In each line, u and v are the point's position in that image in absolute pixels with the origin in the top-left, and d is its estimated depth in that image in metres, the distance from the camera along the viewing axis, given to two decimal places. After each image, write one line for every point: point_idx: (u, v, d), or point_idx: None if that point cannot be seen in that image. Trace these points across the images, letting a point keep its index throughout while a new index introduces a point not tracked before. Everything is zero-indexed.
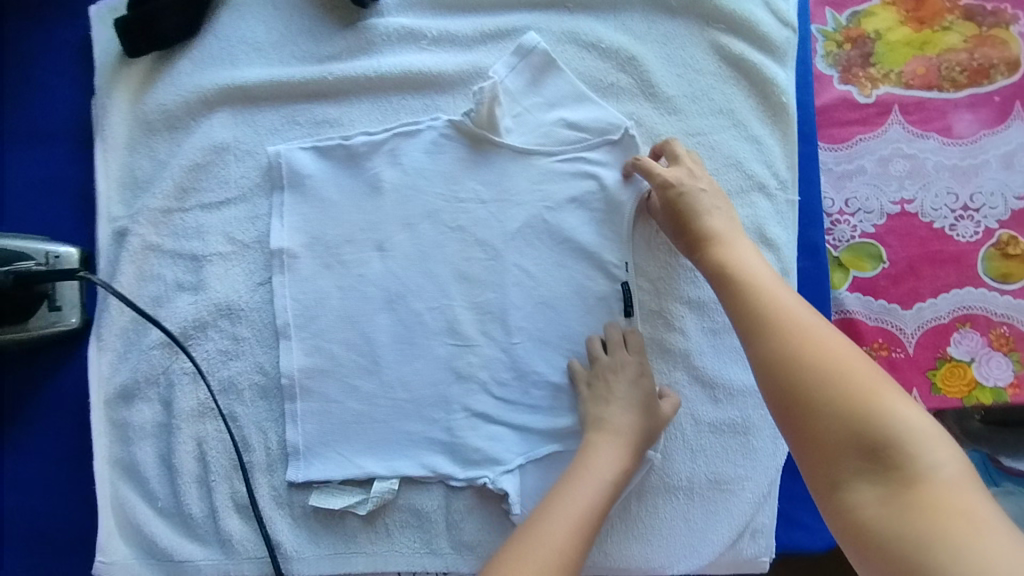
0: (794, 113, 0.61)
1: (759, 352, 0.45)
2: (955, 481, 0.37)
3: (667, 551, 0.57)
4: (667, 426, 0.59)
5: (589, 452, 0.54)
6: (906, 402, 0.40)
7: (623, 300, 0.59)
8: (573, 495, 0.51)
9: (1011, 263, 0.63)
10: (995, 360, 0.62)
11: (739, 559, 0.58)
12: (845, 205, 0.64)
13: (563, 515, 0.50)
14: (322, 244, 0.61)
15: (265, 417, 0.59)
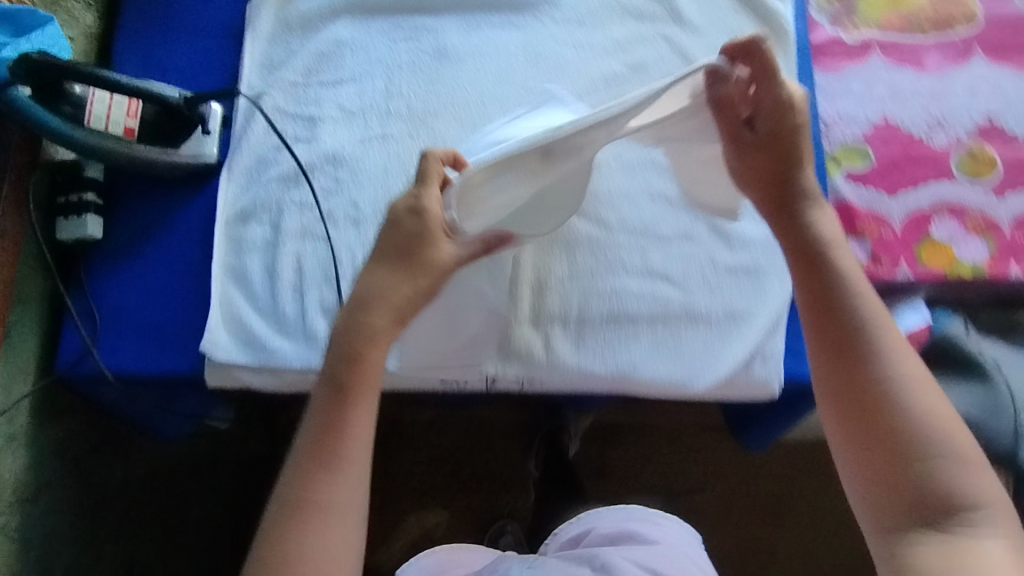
0: (792, 38, 0.77)
1: (856, 358, 0.50)
2: (999, 551, 0.44)
3: (687, 368, 0.68)
4: (689, 266, 0.70)
5: (336, 384, 0.52)
6: (974, 472, 0.46)
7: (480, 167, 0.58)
8: (327, 436, 0.51)
9: (979, 165, 0.76)
10: (971, 241, 0.73)
11: (751, 380, 0.67)
12: (838, 115, 0.78)
13: (322, 462, 0.50)
14: (412, 114, 0.76)
15: (354, 240, 0.72)
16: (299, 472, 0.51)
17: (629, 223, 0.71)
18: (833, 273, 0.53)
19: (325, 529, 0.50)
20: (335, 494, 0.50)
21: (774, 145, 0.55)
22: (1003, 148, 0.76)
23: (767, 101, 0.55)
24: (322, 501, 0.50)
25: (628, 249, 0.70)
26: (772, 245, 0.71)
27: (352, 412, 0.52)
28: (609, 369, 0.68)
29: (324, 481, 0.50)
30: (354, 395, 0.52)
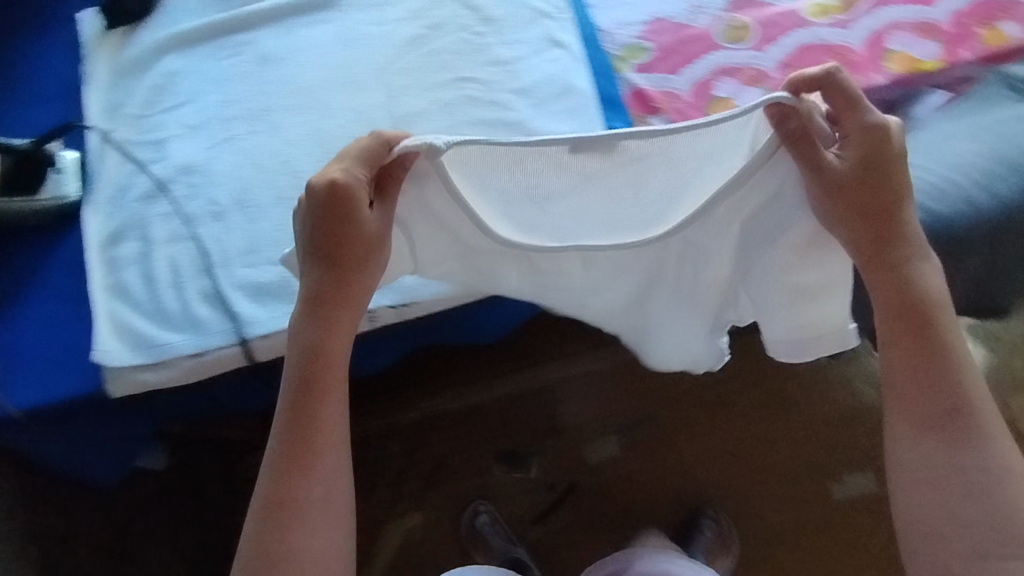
0: None
1: (961, 414, 0.65)
2: None
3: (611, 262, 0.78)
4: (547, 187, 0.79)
5: (302, 391, 0.67)
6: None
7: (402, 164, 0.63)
8: (304, 431, 0.67)
9: (740, 31, 0.88)
10: (749, 92, 0.86)
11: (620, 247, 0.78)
12: (615, 23, 0.90)
13: (300, 461, 0.66)
14: (250, 114, 0.84)
15: (220, 230, 0.78)
16: (283, 478, 0.66)
17: None
18: (932, 332, 0.66)
19: (314, 524, 0.66)
20: (318, 488, 0.66)
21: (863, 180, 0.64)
22: (754, 13, 0.89)
23: (852, 161, 0.64)
24: (310, 501, 0.66)
25: None
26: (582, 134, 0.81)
27: (314, 418, 0.67)
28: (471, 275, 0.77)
29: (306, 482, 0.66)
30: (315, 398, 0.67)
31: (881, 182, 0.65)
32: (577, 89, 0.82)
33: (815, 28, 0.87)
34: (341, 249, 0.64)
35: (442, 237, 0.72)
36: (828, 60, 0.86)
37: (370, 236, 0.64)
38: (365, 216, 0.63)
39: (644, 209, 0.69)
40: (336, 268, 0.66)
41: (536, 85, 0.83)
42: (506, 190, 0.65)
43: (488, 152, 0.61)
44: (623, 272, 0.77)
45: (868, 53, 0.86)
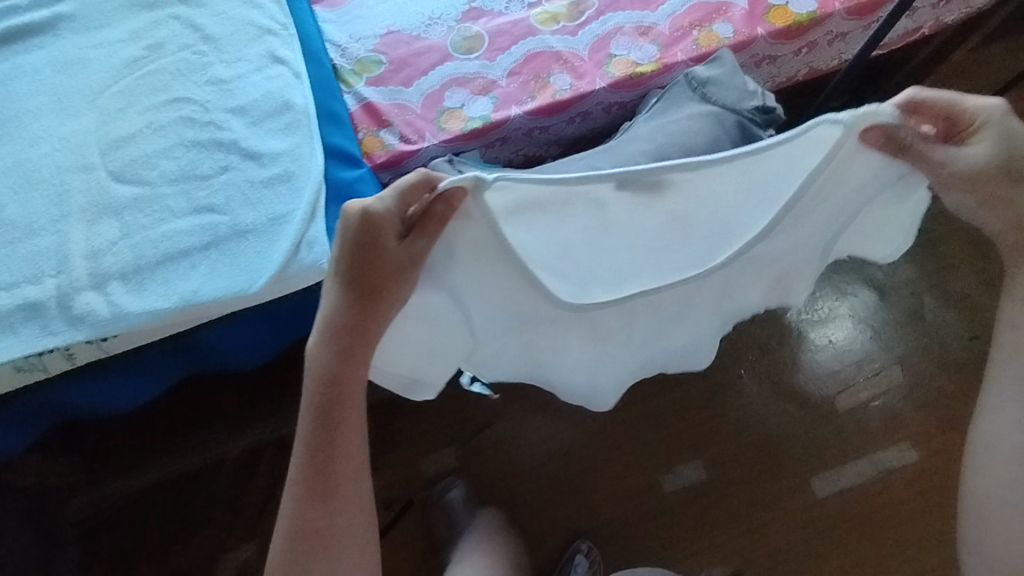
0: None
1: None
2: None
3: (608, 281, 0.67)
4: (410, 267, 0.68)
5: (325, 421, 0.63)
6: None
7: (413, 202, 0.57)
8: (324, 460, 0.64)
9: (471, 41, 0.89)
10: (479, 101, 0.86)
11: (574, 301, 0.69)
12: (349, 37, 0.90)
13: (320, 492, 0.65)
14: None
15: None
16: (302, 509, 0.65)
17: (169, 175, 0.78)
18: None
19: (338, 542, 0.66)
20: (338, 517, 0.66)
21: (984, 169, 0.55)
22: (486, 23, 0.90)
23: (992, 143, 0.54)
24: (331, 528, 0.66)
25: (174, 195, 0.77)
26: (296, 151, 0.79)
27: (344, 453, 0.65)
28: (172, 303, 0.72)
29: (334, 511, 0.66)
30: (340, 438, 0.64)
31: (1013, 172, 0.55)
32: (295, 105, 0.81)
33: (542, 36, 0.89)
34: (377, 279, 0.57)
35: (500, 301, 0.68)
36: (555, 67, 0.88)
37: (398, 262, 0.58)
38: (389, 244, 0.57)
39: (703, 246, 0.65)
40: (377, 299, 0.59)
41: (254, 103, 0.81)
42: (576, 236, 0.62)
43: (535, 206, 0.58)
44: (689, 307, 0.75)
45: (592, 59, 0.88)
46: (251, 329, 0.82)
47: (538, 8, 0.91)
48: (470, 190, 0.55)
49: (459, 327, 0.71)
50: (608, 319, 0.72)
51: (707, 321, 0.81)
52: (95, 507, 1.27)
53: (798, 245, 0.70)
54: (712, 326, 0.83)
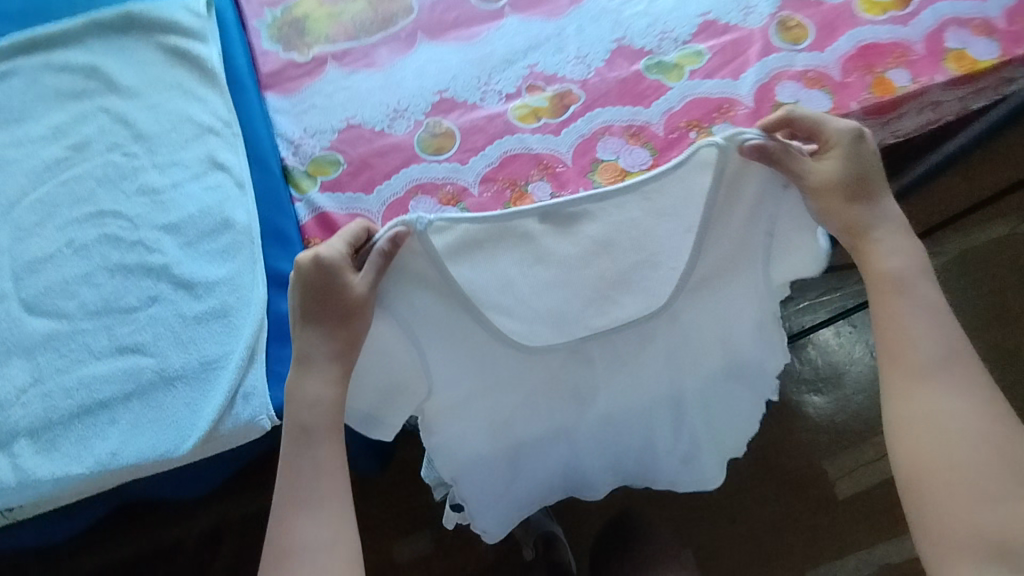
0: (222, 72, 0.78)
1: None
2: None
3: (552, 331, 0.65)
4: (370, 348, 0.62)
5: (300, 451, 0.60)
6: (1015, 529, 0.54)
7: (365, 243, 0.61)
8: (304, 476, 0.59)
9: (441, 139, 0.79)
10: (447, 213, 0.76)
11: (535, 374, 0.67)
12: (305, 132, 0.79)
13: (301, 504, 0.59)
14: None
15: None
16: (280, 518, 0.59)
17: (89, 306, 0.68)
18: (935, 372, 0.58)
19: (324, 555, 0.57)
20: (316, 532, 0.58)
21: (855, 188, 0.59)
22: (458, 117, 0.80)
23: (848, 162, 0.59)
24: (309, 544, 0.58)
25: (94, 332, 0.68)
26: (236, 280, 0.70)
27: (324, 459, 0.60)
28: (87, 467, 0.63)
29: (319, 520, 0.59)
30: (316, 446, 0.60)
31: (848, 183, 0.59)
32: (236, 224, 0.72)
33: (521, 135, 0.79)
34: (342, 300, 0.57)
35: (464, 359, 0.64)
36: (534, 174, 0.78)
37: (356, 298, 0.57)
38: (349, 279, 0.57)
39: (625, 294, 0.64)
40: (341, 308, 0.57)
41: (190, 220, 0.71)
42: (514, 273, 0.61)
43: (474, 245, 0.58)
44: (651, 389, 0.69)
45: (576, 165, 0.78)
46: (185, 476, 0.73)
47: (518, 100, 0.81)
48: (415, 233, 0.56)
49: (417, 387, 0.64)
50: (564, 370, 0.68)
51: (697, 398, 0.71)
52: None
53: (737, 303, 0.67)
54: (708, 408, 0.73)
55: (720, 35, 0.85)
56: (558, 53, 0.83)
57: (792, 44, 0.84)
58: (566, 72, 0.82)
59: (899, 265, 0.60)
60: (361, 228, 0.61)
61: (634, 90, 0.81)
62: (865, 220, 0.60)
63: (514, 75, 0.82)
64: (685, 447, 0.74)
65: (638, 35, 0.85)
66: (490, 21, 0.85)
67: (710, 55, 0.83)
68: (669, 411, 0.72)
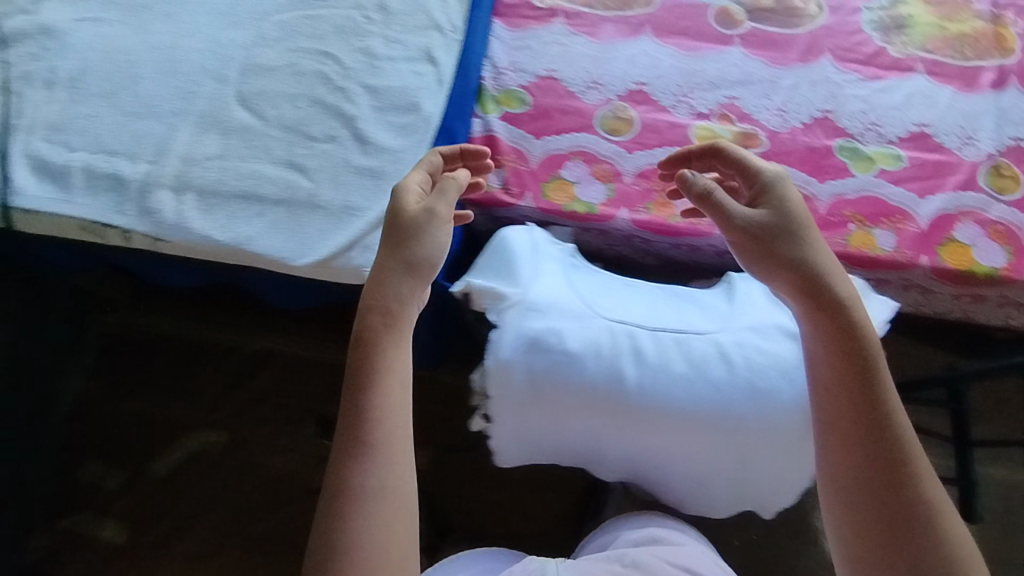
0: None
1: None
2: None
3: (641, 316, 0.65)
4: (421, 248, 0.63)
5: (366, 379, 0.59)
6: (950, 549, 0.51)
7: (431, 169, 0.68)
8: (368, 401, 0.58)
9: (620, 123, 0.84)
10: (594, 186, 0.81)
11: (607, 329, 0.63)
12: (510, 65, 0.87)
13: (361, 445, 0.57)
14: (133, 6, 0.85)
15: (42, 98, 0.80)
16: (342, 458, 0.57)
17: (283, 119, 0.80)
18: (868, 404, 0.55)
19: (380, 505, 0.56)
20: (371, 476, 0.56)
21: (810, 232, 0.61)
22: (644, 111, 0.84)
23: (792, 206, 0.62)
24: (368, 487, 0.56)
25: (277, 141, 0.79)
26: (400, 154, 0.79)
27: (386, 397, 0.59)
28: (225, 237, 0.75)
29: (372, 469, 0.57)
30: (380, 392, 0.59)
31: (776, 235, 0.61)
32: (422, 110, 0.80)
33: None
34: (402, 255, 0.62)
35: (560, 296, 0.65)
36: None
37: (413, 259, 0.62)
38: (414, 194, 0.65)
39: (683, 319, 0.65)
40: (404, 279, 0.61)
41: (388, 91, 0.81)
42: (603, 279, 0.71)
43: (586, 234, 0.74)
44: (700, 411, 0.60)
45: None
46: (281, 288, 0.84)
47: (706, 122, 0.84)
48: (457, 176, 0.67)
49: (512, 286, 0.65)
50: (648, 344, 0.62)
51: (745, 426, 0.60)
52: (117, 379, 1.43)
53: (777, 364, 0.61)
54: (751, 450, 0.61)
55: (927, 151, 0.83)
56: (764, 98, 0.85)
57: (995, 190, 0.81)
58: (761, 117, 0.84)
59: (852, 308, 0.58)
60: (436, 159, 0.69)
61: (817, 161, 0.82)
62: (817, 257, 0.60)
63: (713, 99, 0.85)
64: (705, 475, 0.63)
65: (847, 115, 0.84)
66: (718, 42, 0.88)
67: (909, 164, 0.82)
68: (714, 409, 0.60)
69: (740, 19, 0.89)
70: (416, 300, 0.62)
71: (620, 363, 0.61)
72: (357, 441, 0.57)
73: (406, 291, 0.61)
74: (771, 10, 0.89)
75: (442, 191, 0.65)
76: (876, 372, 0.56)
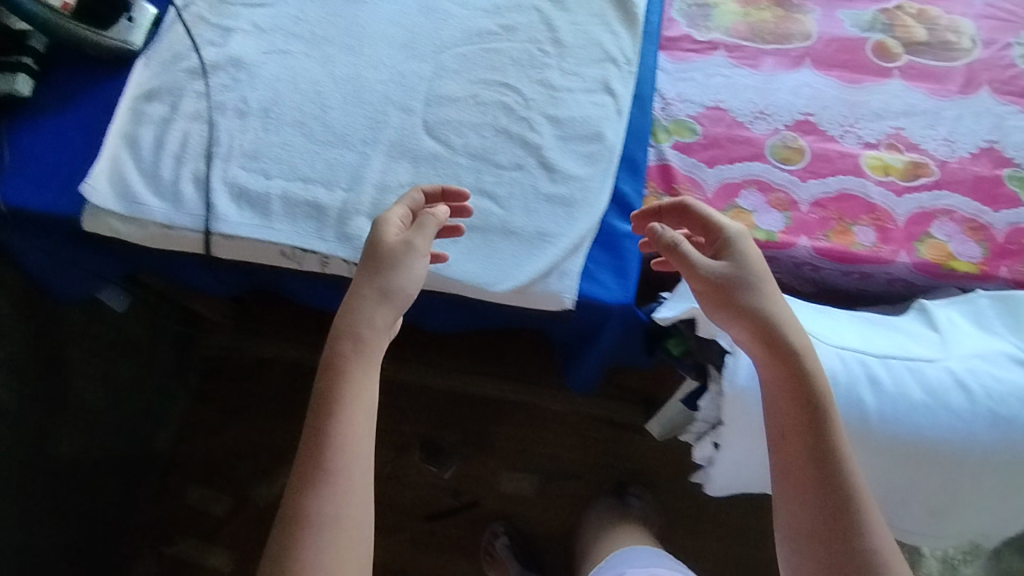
0: (641, 18, 0.89)
1: None
2: None
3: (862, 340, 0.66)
4: (393, 272, 0.65)
5: (327, 405, 0.60)
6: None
7: (413, 205, 0.71)
8: (329, 426, 0.59)
9: (790, 152, 0.86)
10: (771, 214, 0.83)
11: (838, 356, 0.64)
12: (677, 95, 0.89)
13: (316, 473, 0.57)
14: (316, 39, 0.88)
15: (236, 127, 0.83)
16: (298, 485, 0.57)
17: (469, 148, 0.82)
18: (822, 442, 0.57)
19: (338, 535, 0.56)
20: (328, 504, 0.56)
21: (763, 282, 0.63)
22: (813, 141, 0.86)
23: (747, 257, 0.65)
24: (324, 516, 0.56)
25: (466, 170, 0.81)
26: (587, 182, 0.80)
27: (350, 424, 0.59)
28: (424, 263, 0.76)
29: (332, 496, 0.57)
30: (345, 420, 0.59)
31: (736, 286, 0.63)
32: (605, 140, 0.82)
33: (865, 181, 0.84)
34: (377, 283, 0.65)
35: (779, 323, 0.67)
36: (863, 218, 0.82)
37: (387, 287, 0.65)
38: (392, 228, 0.68)
39: (909, 347, 0.66)
40: (377, 308, 0.64)
41: (571, 122, 0.84)
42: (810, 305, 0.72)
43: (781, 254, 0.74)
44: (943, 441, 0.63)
45: (905, 229, 0.82)
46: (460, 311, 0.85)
47: (874, 151, 0.86)
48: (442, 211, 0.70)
49: None
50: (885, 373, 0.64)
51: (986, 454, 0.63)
52: (220, 404, 1.38)
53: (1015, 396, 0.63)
54: (985, 480, 0.64)
55: None
56: (929, 128, 0.87)
57: None
58: (929, 147, 0.86)
59: (803, 350, 0.60)
60: (417, 195, 0.72)
61: (989, 191, 0.84)
62: (767, 302, 0.62)
63: (879, 129, 0.87)
64: (939, 505, 0.67)
65: (1012, 145, 0.86)
66: (878, 74, 0.90)
67: None
68: (960, 441, 0.62)
69: (897, 52, 0.92)
70: (384, 324, 0.64)
71: (858, 392, 0.63)
72: (314, 469, 0.58)
73: (381, 321, 0.63)
74: (926, 44, 0.92)
75: (421, 225, 0.68)
76: (822, 411, 0.58)
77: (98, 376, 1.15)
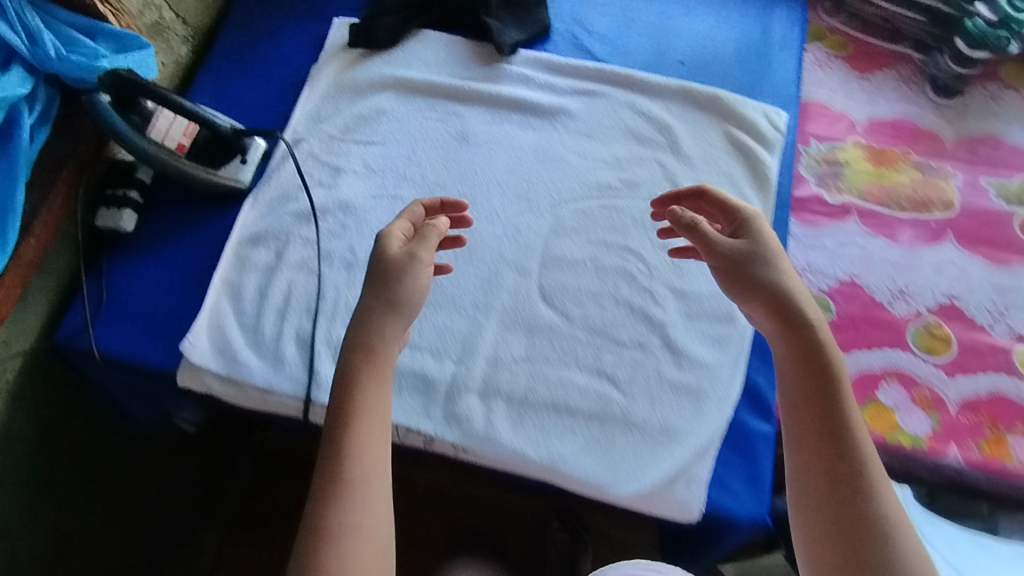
0: (773, 181, 0.83)
1: None
2: None
3: None
4: (401, 284, 0.60)
5: (341, 414, 0.55)
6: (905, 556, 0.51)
7: (411, 218, 0.65)
8: (346, 437, 0.54)
9: (935, 342, 0.79)
10: (916, 414, 0.76)
11: None
12: (806, 265, 0.83)
13: (335, 485, 0.52)
14: (429, 185, 0.84)
15: (342, 281, 0.78)
16: (316, 497, 0.52)
17: (588, 320, 0.77)
18: (837, 422, 0.55)
19: (364, 552, 0.50)
20: (350, 515, 0.51)
21: (780, 260, 0.62)
22: (959, 331, 0.80)
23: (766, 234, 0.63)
24: (344, 525, 0.51)
25: (585, 345, 0.75)
26: (716, 370, 0.74)
27: (367, 434, 0.55)
28: (541, 456, 0.70)
29: (353, 506, 0.52)
30: (361, 429, 0.54)
31: (754, 261, 0.61)
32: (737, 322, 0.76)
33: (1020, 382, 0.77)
34: (384, 295, 0.59)
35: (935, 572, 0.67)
36: (1018, 426, 0.75)
37: (395, 298, 0.59)
38: (393, 240, 0.62)
39: None
40: (384, 316, 0.59)
41: (698, 297, 0.78)
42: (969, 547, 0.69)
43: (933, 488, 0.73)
44: None
45: None
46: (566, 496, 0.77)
47: None
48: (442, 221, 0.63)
49: None
50: None
51: None
52: None
53: None
54: None
55: None
56: None
57: None
58: None
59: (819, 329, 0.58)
60: (417, 206, 0.66)
61: None
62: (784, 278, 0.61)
63: None
64: None
65: None
66: None
67: None
68: None
69: None
70: (394, 339, 0.59)
71: None
72: (329, 481, 0.52)
73: (389, 330, 0.59)
74: None
75: (423, 235, 0.62)
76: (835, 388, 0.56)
77: (152, 486, 1.06)
